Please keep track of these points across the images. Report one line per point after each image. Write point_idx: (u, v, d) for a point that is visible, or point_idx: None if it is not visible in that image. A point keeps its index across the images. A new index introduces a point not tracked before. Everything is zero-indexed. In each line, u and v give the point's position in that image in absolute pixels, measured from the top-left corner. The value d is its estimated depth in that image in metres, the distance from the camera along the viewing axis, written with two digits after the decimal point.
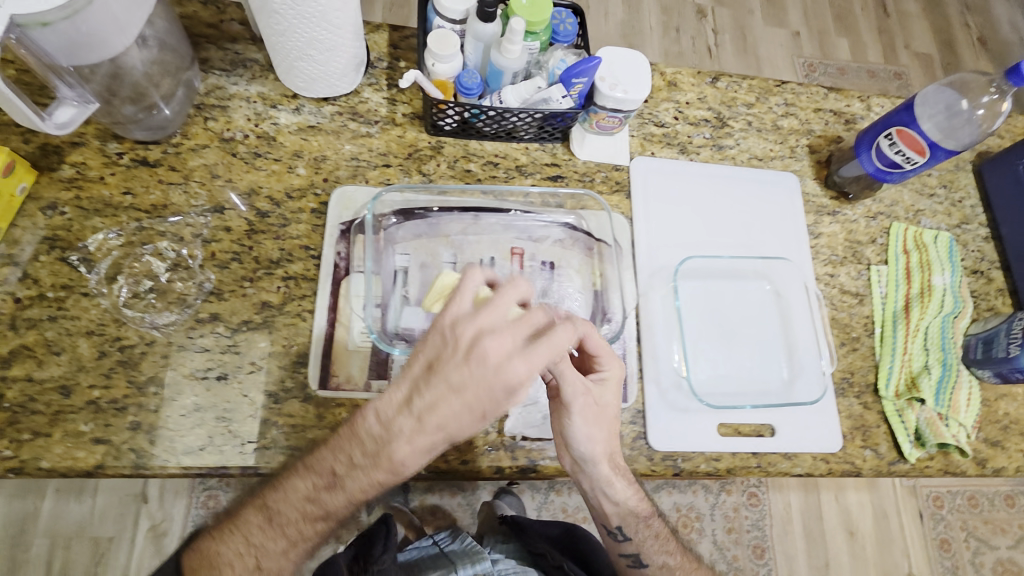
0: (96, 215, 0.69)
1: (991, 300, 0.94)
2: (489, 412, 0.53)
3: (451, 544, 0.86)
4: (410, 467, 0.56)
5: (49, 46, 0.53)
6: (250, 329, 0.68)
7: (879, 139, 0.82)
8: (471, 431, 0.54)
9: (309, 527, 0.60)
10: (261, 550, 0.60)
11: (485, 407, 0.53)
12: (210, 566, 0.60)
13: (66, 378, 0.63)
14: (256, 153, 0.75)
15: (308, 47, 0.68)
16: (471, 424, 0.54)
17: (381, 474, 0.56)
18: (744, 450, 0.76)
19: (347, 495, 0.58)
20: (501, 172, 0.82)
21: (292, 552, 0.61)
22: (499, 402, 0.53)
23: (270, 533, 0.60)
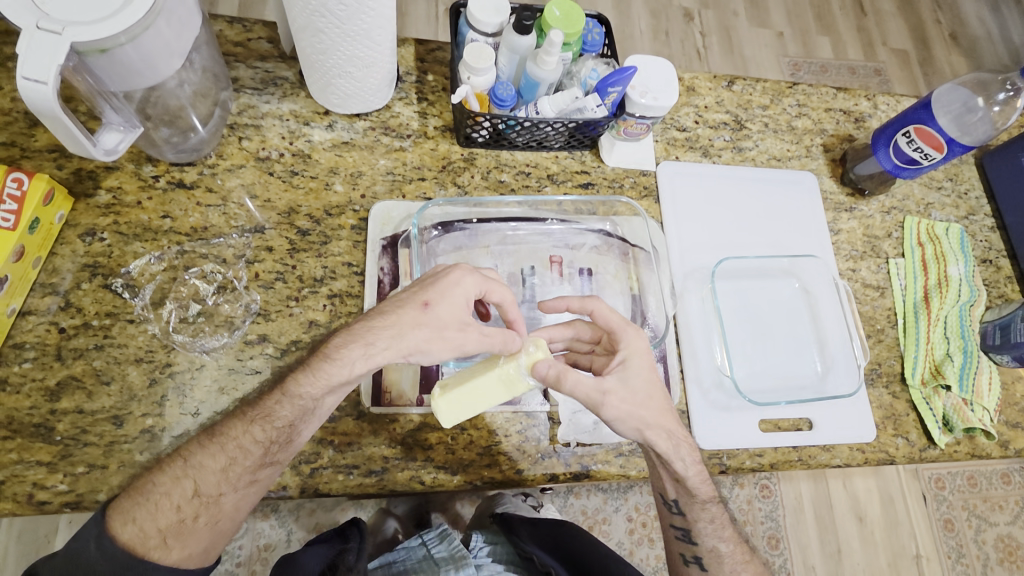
0: (136, 240, 0.68)
1: (1000, 287, 0.98)
2: (430, 300, 0.60)
3: (439, 546, 0.76)
4: (346, 361, 0.58)
5: (104, 71, 0.53)
6: (299, 349, 0.68)
7: (896, 137, 0.85)
8: (410, 321, 0.59)
9: (249, 435, 0.58)
10: (200, 472, 0.57)
11: (426, 292, 0.60)
12: (145, 497, 0.55)
13: (119, 408, 0.62)
14: (292, 172, 0.75)
15: (348, 64, 0.68)
16: (412, 314, 0.59)
17: (321, 368, 0.59)
18: (785, 445, 0.78)
19: (292, 399, 0.59)
20: (533, 182, 0.83)
21: (230, 472, 0.58)
22: (439, 285, 0.61)
23: (210, 450, 0.57)
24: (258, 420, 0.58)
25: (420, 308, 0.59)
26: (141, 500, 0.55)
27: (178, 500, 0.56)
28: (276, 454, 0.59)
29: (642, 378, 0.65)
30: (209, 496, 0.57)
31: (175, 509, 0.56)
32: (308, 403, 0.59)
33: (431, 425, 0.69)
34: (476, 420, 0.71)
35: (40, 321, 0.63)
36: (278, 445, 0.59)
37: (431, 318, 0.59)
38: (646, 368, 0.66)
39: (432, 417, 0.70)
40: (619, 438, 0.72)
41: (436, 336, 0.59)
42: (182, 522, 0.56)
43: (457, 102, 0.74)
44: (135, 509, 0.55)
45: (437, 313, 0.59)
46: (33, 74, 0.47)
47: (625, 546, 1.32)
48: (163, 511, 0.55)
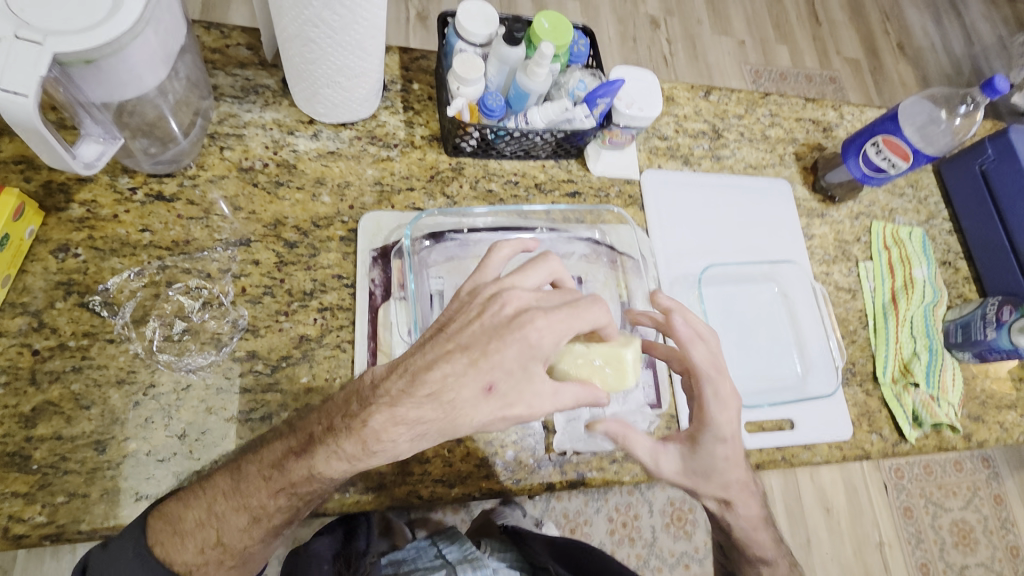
0: (114, 255, 0.65)
1: (959, 288, 1.04)
2: (497, 386, 0.50)
3: (451, 549, 0.74)
4: (347, 447, 0.51)
5: (87, 81, 0.51)
6: (290, 365, 0.66)
7: (866, 147, 0.89)
8: (471, 405, 0.50)
9: (273, 501, 0.54)
10: (222, 524, 0.54)
11: (498, 371, 0.50)
12: (172, 529, 0.54)
13: (100, 432, 0.59)
14: (277, 182, 0.73)
15: (337, 74, 0.67)
16: (474, 401, 0.50)
17: (358, 455, 0.51)
18: (770, 445, 0.81)
19: (320, 476, 0.52)
20: (522, 191, 0.83)
21: (254, 529, 0.55)
22: (510, 366, 0.51)
23: (234, 505, 0.54)
24: (284, 495, 0.54)
25: (483, 391, 0.50)
26: (170, 530, 0.54)
27: (201, 545, 0.54)
28: (301, 512, 0.56)
29: (721, 466, 0.64)
30: (232, 545, 0.55)
31: (198, 551, 0.54)
32: (339, 480, 0.53)
33: None
34: (472, 432, 0.70)
35: (11, 343, 0.60)
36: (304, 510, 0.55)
37: (497, 405, 0.51)
38: (726, 459, 0.64)
39: None
40: (611, 445, 0.73)
41: (492, 424, 0.51)
42: (204, 562, 0.55)
43: (450, 114, 0.74)
44: (164, 535, 0.54)
45: (504, 396, 0.51)
46: (13, 86, 0.45)
47: (606, 547, 1.33)
48: (188, 550, 0.54)
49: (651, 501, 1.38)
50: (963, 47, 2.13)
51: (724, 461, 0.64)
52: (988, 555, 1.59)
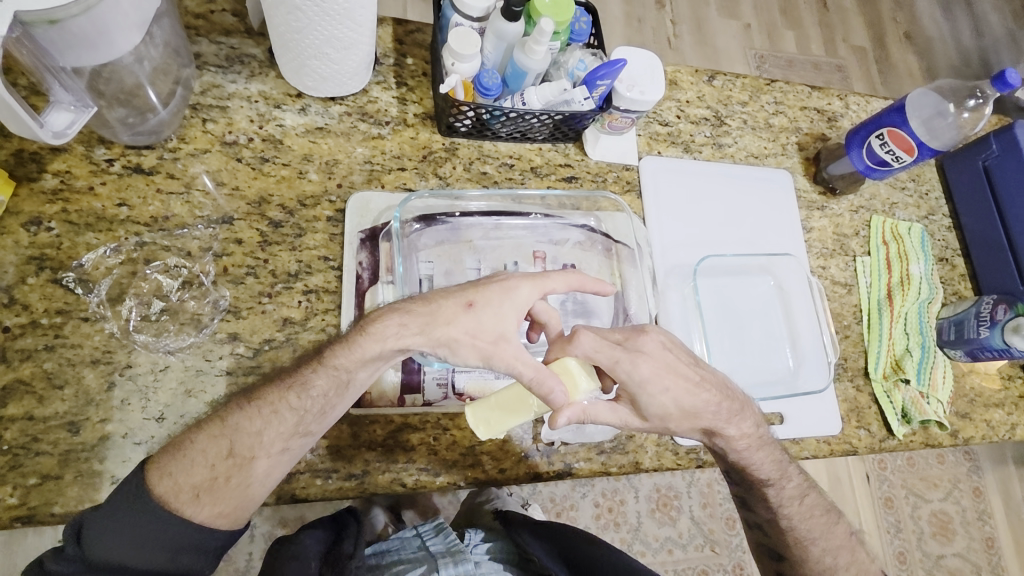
0: (89, 230, 0.62)
1: (955, 285, 1.03)
2: (474, 308, 0.55)
3: (434, 539, 0.75)
4: (350, 348, 0.55)
5: (58, 47, 0.49)
6: (274, 348, 0.64)
7: (870, 139, 0.87)
8: (452, 317, 0.55)
9: (284, 402, 0.55)
10: (240, 433, 0.54)
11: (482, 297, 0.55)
12: (182, 452, 0.53)
13: (74, 414, 0.57)
14: (262, 158, 0.70)
15: (326, 45, 0.64)
16: (455, 312, 0.55)
17: (358, 341, 0.56)
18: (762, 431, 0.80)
19: (327, 369, 0.56)
20: (517, 174, 0.81)
21: (266, 434, 0.54)
22: (492, 291, 0.56)
23: (246, 412, 0.55)
24: (294, 389, 0.55)
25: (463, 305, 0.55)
26: (178, 454, 0.53)
27: (212, 460, 0.53)
28: (309, 424, 0.56)
29: (673, 403, 0.63)
30: (243, 457, 0.54)
31: (209, 467, 0.53)
32: (345, 375, 0.56)
33: (413, 426, 0.67)
34: (460, 420, 0.69)
35: None
36: (314, 413, 0.56)
37: (472, 324, 0.55)
38: (667, 392, 0.62)
39: (414, 417, 0.67)
40: (600, 436, 0.72)
41: (471, 334, 0.55)
42: (214, 480, 0.53)
43: (443, 91, 0.71)
44: (172, 463, 0.53)
45: (478, 321, 0.55)
46: None
47: (591, 530, 1.34)
48: (197, 468, 0.53)
49: (637, 486, 1.39)
50: (972, 38, 2.09)
51: (663, 394, 0.62)
52: (963, 544, 1.62)
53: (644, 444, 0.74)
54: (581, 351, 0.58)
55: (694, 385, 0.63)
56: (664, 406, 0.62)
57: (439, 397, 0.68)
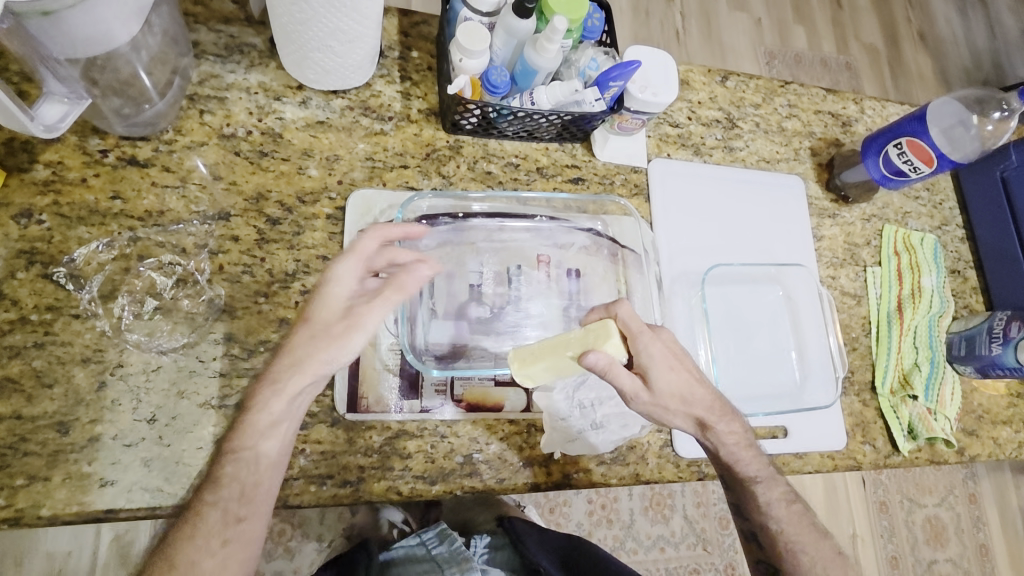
0: (81, 224, 0.60)
1: (966, 298, 1.01)
2: (314, 318, 0.58)
3: (439, 546, 0.78)
4: (261, 406, 0.56)
5: (54, 41, 0.47)
6: (269, 349, 0.63)
7: (887, 148, 0.85)
8: (307, 342, 0.57)
9: (200, 501, 0.55)
10: (215, 492, 0.55)
11: (308, 307, 0.58)
12: None
13: (63, 413, 0.56)
14: (261, 152, 0.68)
15: (330, 38, 0.62)
16: (300, 342, 0.57)
17: (244, 421, 0.57)
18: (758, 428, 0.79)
19: (230, 454, 0.56)
20: (522, 175, 0.79)
21: (200, 534, 0.54)
22: (315, 300, 0.58)
23: (179, 523, 0.55)
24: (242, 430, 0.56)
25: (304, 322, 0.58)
26: None
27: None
28: (238, 511, 0.56)
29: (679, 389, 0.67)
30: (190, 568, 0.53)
31: None
32: (251, 453, 0.56)
33: (410, 433, 0.66)
34: (458, 427, 0.67)
35: None
36: (241, 496, 0.56)
37: (318, 331, 0.58)
38: (676, 373, 0.67)
39: (411, 424, 0.66)
40: (600, 449, 0.70)
41: (329, 339, 0.57)
42: None
43: (451, 91, 0.69)
44: None
45: (325, 323, 0.58)
46: None
47: (583, 527, 1.33)
48: None
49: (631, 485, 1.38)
50: (986, 40, 2.04)
51: (674, 375, 0.66)
52: (957, 552, 1.62)
53: (645, 455, 0.73)
54: (620, 316, 0.65)
55: (697, 379, 0.68)
56: (672, 387, 0.66)
57: (438, 403, 0.67)
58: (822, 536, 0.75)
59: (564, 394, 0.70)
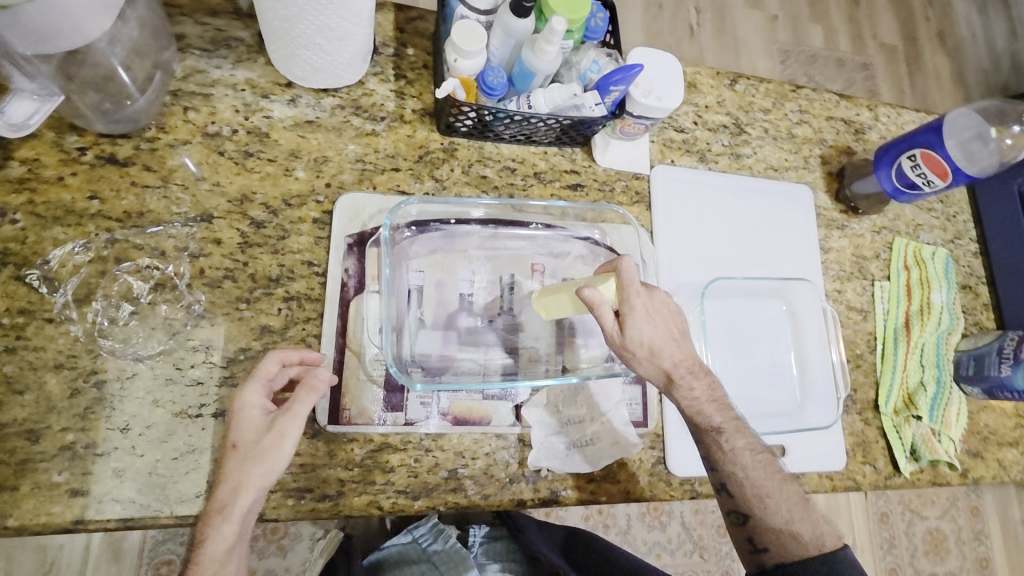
0: (56, 224, 0.58)
1: (976, 315, 0.98)
2: (241, 442, 0.53)
3: (434, 543, 0.77)
4: (213, 539, 0.51)
5: (19, 39, 0.44)
6: (249, 358, 0.61)
7: (900, 159, 0.82)
8: (239, 469, 0.52)
9: None
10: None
11: (235, 432, 0.53)
12: None
13: (33, 421, 0.54)
14: (246, 152, 0.66)
15: (318, 35, 0.59)
16: (229, 468, 0.52)
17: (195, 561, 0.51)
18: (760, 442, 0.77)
19: None
20: (519, 180, 0.76)
21: None
22: (234, 428, 0.54)
23: None
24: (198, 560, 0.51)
25: (232, 452, 0.53)
26: None
27: None
28: None
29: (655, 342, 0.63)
30: None
31: None
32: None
33: (393, 446, 0.64)
34: (443, 442, 0.65)
35: None
36: None
37: (246, 458, 0.52)
38: (653, 329, 0.63)
39: (395, 437, 0.64)
40: (589, 467, 0.68)
41: (261, 459, 0.52)
42: None
43: (441, 95, 0.66)
44: None
45: (254, 444, 0.53)
46: None
47: None
48: None
49: None
50: (1007, 42, 1.98)
51: (653, 328, 0.63)
52: (957, 564, 1.59)
53: (637, 473, 0.71)
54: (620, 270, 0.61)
55: (675, 338, 0.64)
56: (648, 339, 0.63)
57: (423, 416, 0.65)
58: (787, 480, 0.66)
59: (554, 406, 0.69)
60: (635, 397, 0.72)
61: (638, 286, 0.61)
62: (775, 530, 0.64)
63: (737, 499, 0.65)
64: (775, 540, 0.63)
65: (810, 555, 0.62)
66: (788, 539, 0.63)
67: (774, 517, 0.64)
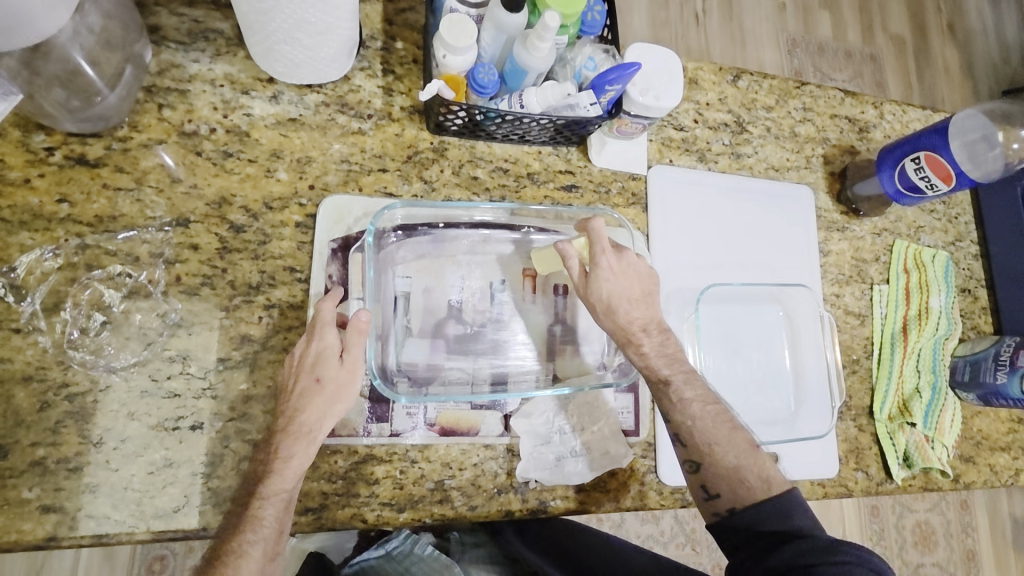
0: (23, 229, 0.56)
1: (974, 319, 0.96)
2: (325, 376, 0.56)
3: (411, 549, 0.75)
4: (289, 457, 0.54)
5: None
6: (228, 368, 0.58)
7: (904, 161, 0.79)
8: (323, 396, 0.55)
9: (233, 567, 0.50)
10: (256, 528, 0.52)
11: (319, 367, 0.56)
12: None
13: (1, 436, 0.52)
14: (225, 152, 0.63)
15: (297, 29, 0.56)
16: (308, 396, 0.55)
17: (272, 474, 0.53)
18: None
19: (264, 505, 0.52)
20: (511, 181, 0.73)
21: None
22: (316, 358, 0.56)
23: None
24: (277, 470, 0.53)
25: (315, 385, 0.56)
26: None
27: None
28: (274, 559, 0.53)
29: (615, 298, 0.64)
30: None
31: None
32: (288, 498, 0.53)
33: (378, 458, 0.62)
34: (429, 453, 0.64)
35: None
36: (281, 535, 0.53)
37: (330, 388, 0.56)
38: (612, 284, 0.64)
39: (379, 449, 0.62)
40: (580, 478, 0.66)
41: (343, 393, 0.56)
42: None
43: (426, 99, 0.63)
44: None
45: (335, 379, 0.56)
46: None
47: None
48: None
49: None
50: (1017, 33, 1.94)
51: (615, 284, 0.64)
52: (944, 555, 1.61)
53: (627, 482, 0.69)
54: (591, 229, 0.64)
55: (636, 298, 0.65)
56: (608, 293, 0.64)
57: (409, 427, 0.63)
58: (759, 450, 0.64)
59: (544, 417, 0.67)
60: (628, 405, 0.70)
61: (606, 244, 0.64)
62: (727, 476, 0.62)
63: (689, 447, 0.64)
64: (727, 486, 0.61)
65: (760, 499, 0.60)
66: (740, 483, 0.61)
67: (726, 464, 0.62)
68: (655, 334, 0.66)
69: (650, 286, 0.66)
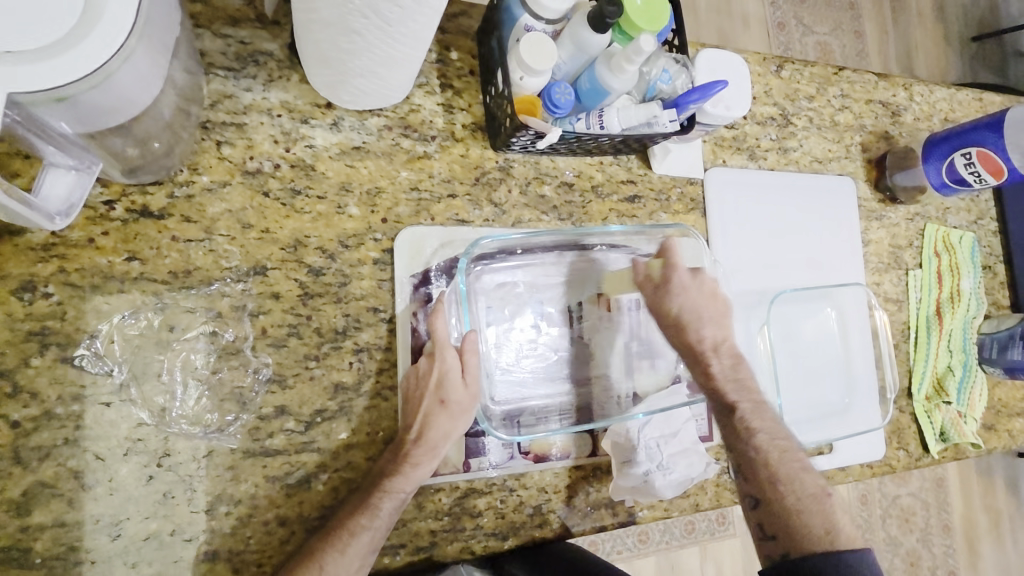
0: (96, 293, 0.52)
1: (994, 294, 1.01)
2: (449, 398, 0.57)
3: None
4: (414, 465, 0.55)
5: (64, 120, 0.39)
6: (326, 420, 0.57)
7: (954, 155, 0.83)
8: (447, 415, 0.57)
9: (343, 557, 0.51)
10: (372, 516, 0.53)
11: (443, 388, 0.57)
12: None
13: (110, 515, 0.50)
14: (293, 190, 0.59)
15: (379, 65, 0.51)
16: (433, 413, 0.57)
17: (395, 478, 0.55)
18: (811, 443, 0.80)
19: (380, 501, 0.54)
20: (576, 196, 0.72)
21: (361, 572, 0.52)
22: (443, 377, 0.58)
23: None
24: (402, 471, 0.55)
25: (439, 406, 0.57)
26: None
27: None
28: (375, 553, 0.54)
29: (686, 319, 0.65)
30: None
31: None
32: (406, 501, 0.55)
33: (478, 491, 0.63)
34: (526, 480, 0.64)
35: None
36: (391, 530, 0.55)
37: (455, 407, 0.57)
38: (686, 304, 0.65)
39: (478, 482, 0.63)
40: (665, 492, 0.66)
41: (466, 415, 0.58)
42: None
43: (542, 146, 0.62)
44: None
45: (459, 401, 0.58)
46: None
47: None
48: None
49: None
50: None
51: (691, 303, 0.65)
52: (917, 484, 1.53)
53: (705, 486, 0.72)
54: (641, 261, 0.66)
55: (708, 319, 0.66)
56: (687, 310, 0.65)
57: (505, 458, 0.63)
58: None
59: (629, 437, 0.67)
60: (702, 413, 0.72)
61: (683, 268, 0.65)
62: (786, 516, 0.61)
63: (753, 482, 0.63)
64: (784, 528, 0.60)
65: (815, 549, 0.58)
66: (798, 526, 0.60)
67: (786, 505, 0.61)
68: (725, 359, 0.66)
69: (723, 307, 0.67)
